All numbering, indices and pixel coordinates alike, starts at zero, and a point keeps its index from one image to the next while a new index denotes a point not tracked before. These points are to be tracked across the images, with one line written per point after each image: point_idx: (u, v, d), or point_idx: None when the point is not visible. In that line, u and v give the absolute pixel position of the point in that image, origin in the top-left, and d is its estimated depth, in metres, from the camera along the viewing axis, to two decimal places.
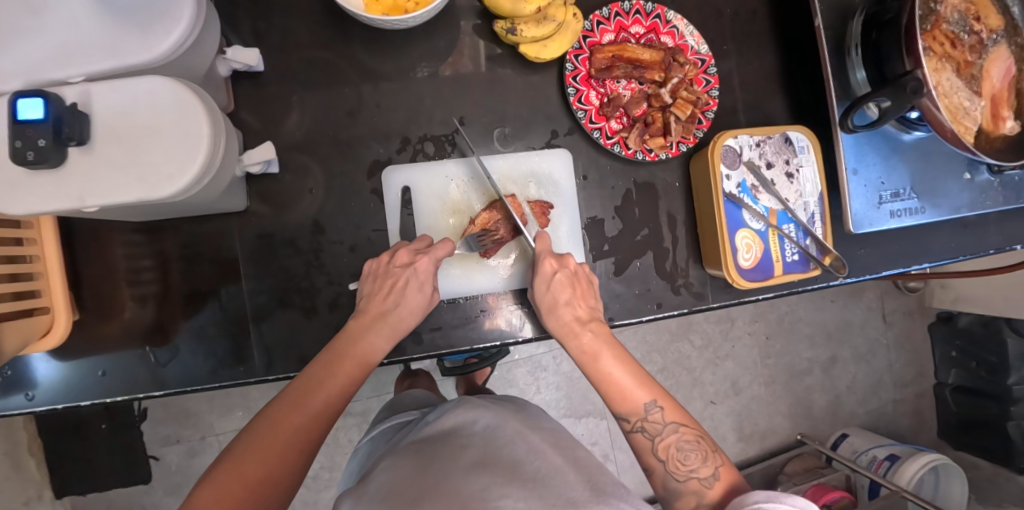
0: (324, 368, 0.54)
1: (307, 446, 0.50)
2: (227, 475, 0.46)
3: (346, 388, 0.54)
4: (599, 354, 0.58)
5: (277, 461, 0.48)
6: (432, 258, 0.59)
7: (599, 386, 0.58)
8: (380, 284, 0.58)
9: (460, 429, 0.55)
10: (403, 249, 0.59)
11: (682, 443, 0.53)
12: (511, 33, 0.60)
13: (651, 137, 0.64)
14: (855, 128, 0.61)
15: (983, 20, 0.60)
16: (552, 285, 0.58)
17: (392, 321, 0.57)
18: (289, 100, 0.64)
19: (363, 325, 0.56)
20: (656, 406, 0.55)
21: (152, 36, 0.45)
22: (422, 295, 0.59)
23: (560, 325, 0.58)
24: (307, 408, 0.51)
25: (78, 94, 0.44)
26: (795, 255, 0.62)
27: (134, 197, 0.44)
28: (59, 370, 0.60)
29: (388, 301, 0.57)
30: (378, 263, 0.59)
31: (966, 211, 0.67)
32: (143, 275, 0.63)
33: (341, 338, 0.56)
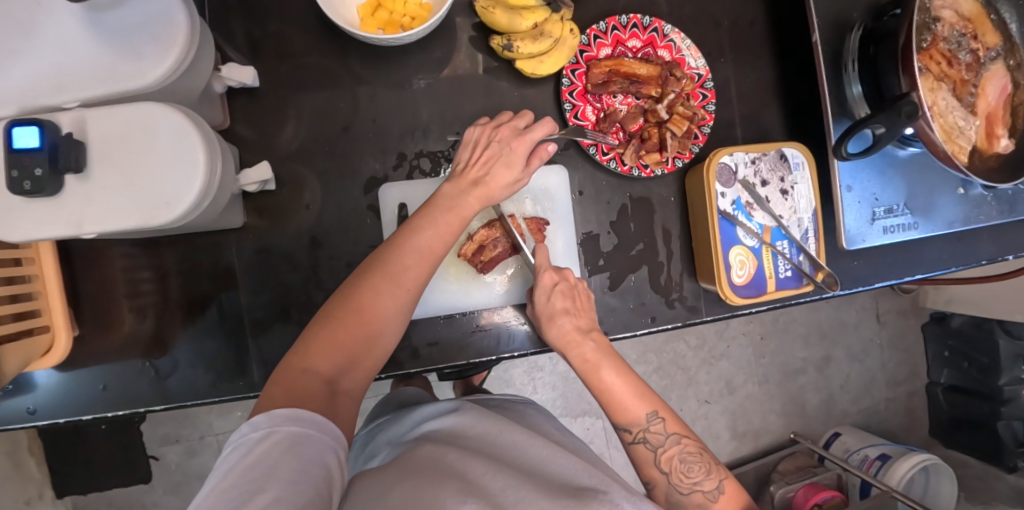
0: (422, 232, 0.53)
1: (394, 313, 0.51)
2: (324, 328, 0.48)
3: (433, 263, 0.54)
4: (599, 366, 0.57)
5: (367, 322, 0.49)
6: (530, 140, 0.57)
7: (599, 396, 0.57)
8: (477, 152, 0.57)
9: (467, 425, 0.56)
10: (505, 125, 0.57)
11: (684, 454, 0.54)
12: (507, 50, 0.60)
13: (647, 153, 0.64)
14: (849, 155, 0.59)
15: (980, 38, 0.60)
16: (552, 297, 0.58)
17: (484, 190, 0.56)
18: (285, 115, 0.64)
19: (457, 193, 0.56)
20: (657, 417, 0.55)
21: (144, 62, 0.45)
22: (512, 174, 0.57)
23: (561, 334, 0.57)
24: (397, 280, 0.51)
25: (72, 119, 0.44)
26: (789, 271, 0.63)
27: (131, 225, 0.44)
28: (62, 385, 0.61)
29: (482, 170, 0.56)
30: (479, 133, 0.57)
31: (959, 225, 0.68)
32: (141, 291, 0.63)
33: (437, 203, 0.55)
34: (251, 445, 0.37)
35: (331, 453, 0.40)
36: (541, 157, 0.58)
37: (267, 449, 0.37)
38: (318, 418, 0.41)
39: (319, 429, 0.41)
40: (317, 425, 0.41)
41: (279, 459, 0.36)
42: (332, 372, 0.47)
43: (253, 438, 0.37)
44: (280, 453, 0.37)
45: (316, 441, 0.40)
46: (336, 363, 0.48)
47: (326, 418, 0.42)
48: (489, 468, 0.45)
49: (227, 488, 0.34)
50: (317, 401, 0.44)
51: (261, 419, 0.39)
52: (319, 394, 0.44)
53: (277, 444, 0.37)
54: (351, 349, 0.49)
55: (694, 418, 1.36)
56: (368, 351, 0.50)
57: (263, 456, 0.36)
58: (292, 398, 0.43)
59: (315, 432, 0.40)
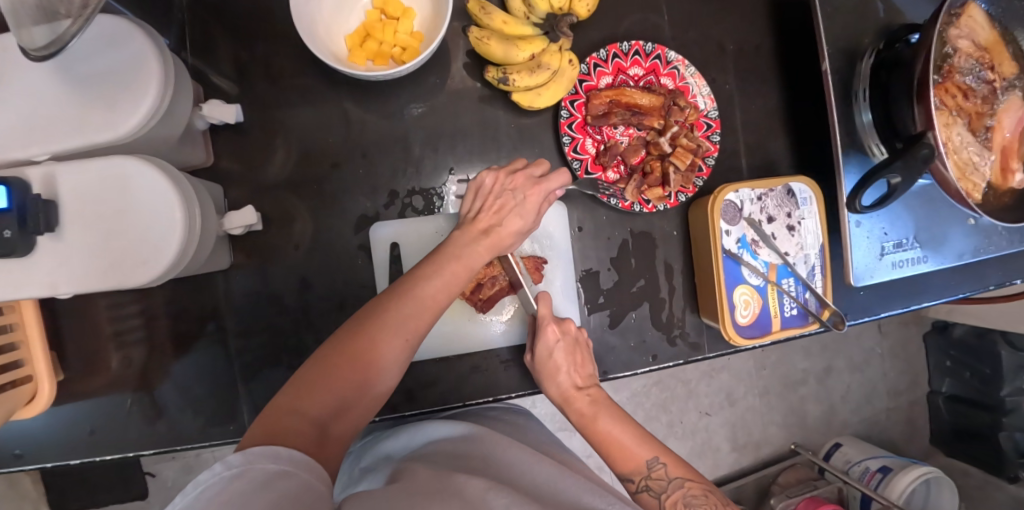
0: (429, 279, 0.51)
1: (394, 363, 0.48)
2: (320, 370, 0.44)
3: (437, 312, 0.51)
4: (597, 418, 0.55)
5: (366, 368, 0.46)
6: (545, 190, 0.57)
7: (597, 446, 0.54)
8: (488, 201, 0.56)
9: (470, 444, 0.53)
10: (520, 173, 0.57)
11: (689, 498, 0.49)
12: (502, 83, 0.57)
13: (649, 188, 0.61)
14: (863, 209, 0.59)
15: (997, 68, 0.58)
16: (554, 352, 0.56)
17: (494, 238, 0.55)
18: (272, 149, 0.62)
19: (467, 240, 0.54)
20: (658, 462, 0.51)
21: (118, 112, 0.43)
22: (523, 221, 0.57)
23: (559, 392, 0.56)
24: (401, 328, 0.48)
25: (41, 175, 0.41)
26: (794, 309, 0.61)
27: (107, 285, 0.43)
28: (48, 431, 0.59)
29: (494, 218, 0.55)
30: (491, 180, 0.56)
31: (969, 257, 0.65)
32: (127, 333, 0.61)
33: (446, 250, 0.53)
34: (222, 485, 0.31)
35: (312, 490, 0.35)
36: (549, 205, 0.58)
37: (241, 489, 0.31)
38: (296, 454, 0.36)
39: (299, 466, 0.35)
40: (294, 458, 0.35)
41: (257, 496, 0.31)
42: (322, 416, 0.42)
43: (224, 478, 0.31)
44: (257, 492, 0.31)
45: (297, 480, 0.34)
46: (327, 407, 0.42)
47: (307, 455, 0.37)
48: (488, 483, 0.41)
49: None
50: (306, 441, 0.38)
51: (234, 455, 0.33)
52: (309, 438, 0.39)
53: (252, 484, 0.32)
54: (345, 394, 0.44)
55: (694, 430, 1.35)
56: (360, 399, 0.45)
57: (236, 495, 0.30)
58: (276, 436, 0.37)
59: (294, 470, 0.35)
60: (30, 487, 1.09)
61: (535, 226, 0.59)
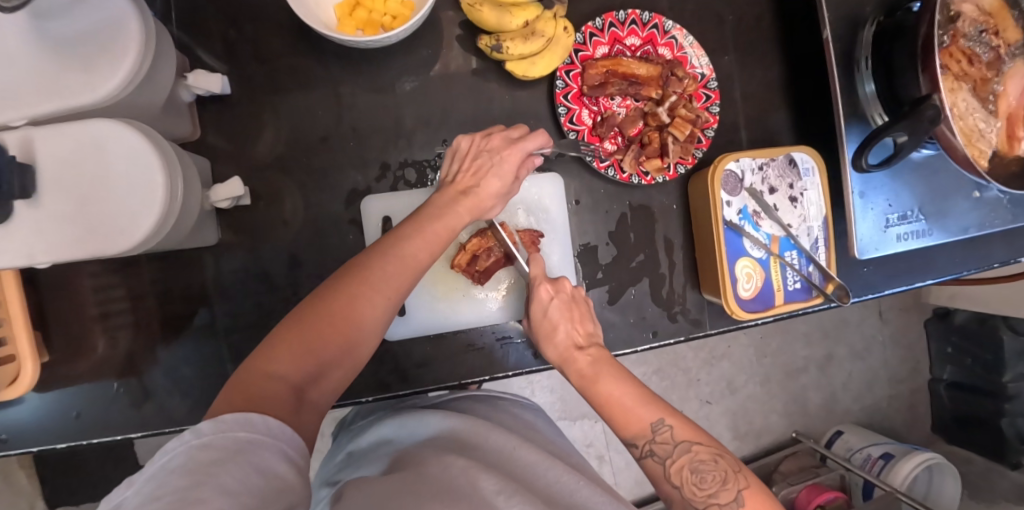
0: (408, 239, 0.49)
1: (371, 325, 0.46)
2: (291, 333, 0.42)
3: (415, 274, 0.49)
4: (597, 379, 0.53)
5: (342, 331, 0.44)
6: (522, 150, 0.55)
7: (600, 410, 0.53)
8: (467, 162, 0.54)
9: (477, 438, 0.52)
10: (498, 134, 0.55)
11: (697, 463, 0.47)
12: (496, 51, 0.55)
13: (647, 159, 0.60)
14: (870, 168, 0.57)
15: (1001, 34, 0.57)
16: (549, 311, 0.55)
17: (474, 200, 0.53)
18: (260, 123, 0.60)
19: (446, 201, 0.53)
20: (663, 424, 0.49)
21: (97, 74, 0.41)
22: (502, 183, 0.55)
23: (557, 352, 0.55)
24: (375, 286, 0.45)
25: (18, 139, 0.40)
26: (797, 283, 0.60)
27: (87, 254, 0.41)
28: (32, 415, 0.58)
29: (474, 178, 0.54)
30: (469, 142, 0.55)
31: (975, 231, 0.64)
32: (113, 313, 0.60)
33: (423, 212, 0.52)
34: (188, 454, 0.30)
35: (286, 463, 0.34)
36: (529, 168, 0.57)
37: (209, 458, 0.30)
38: (273, 424, 0.35)
39: (273, 436, 0.34)
40: (270, 429, 0.34)
41: (227, 467, 0.30)
42: (297, 381, 0.41)
43: (193, 447, 0.30)
44: (228, 462, 0.30)
45: (270, 450, 0.33)
46: (301, 372, 0.41)
47: (283, 425, 0.36)
48: (502, 485, 0.41)
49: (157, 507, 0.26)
50: (281, 410, 0.37)
51: (203, 423, 0.32)
52: (287, 404, 0.38)
53: (222, 452, 0.30)
54: (319, 358, 0.42)
55: (695, 419, 1.34)
56: (336, 363, 0.44)
57: (204, 463, 0.29)
58: (256, 402, 0.36)
59: (268, 439, 0.34)
60: (24, 480, 1.06)
61: (514, 189, 0.58)
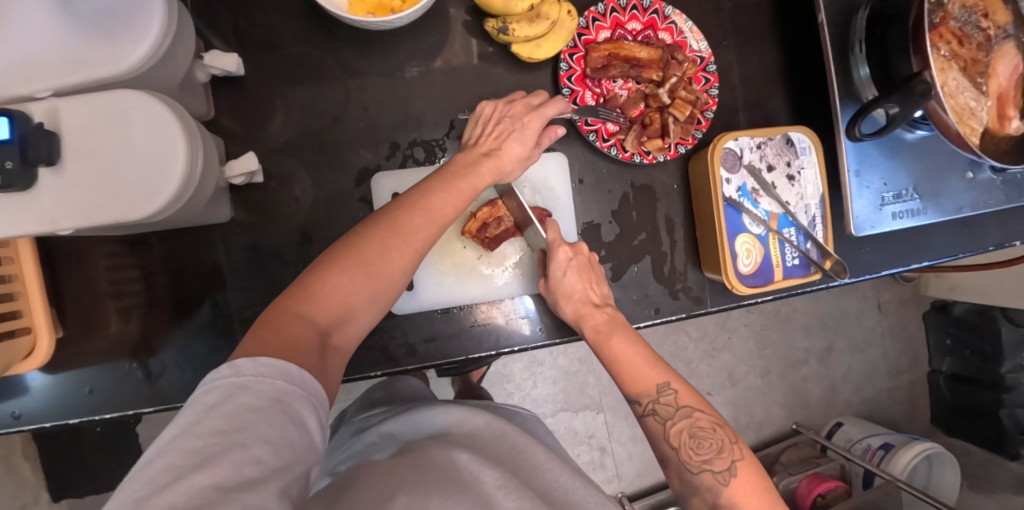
0: (435, 196, 0.51)
1: (402, 270, 0.48)
2: (326, 270, 0.44)
3: (440, 228, 0.51)
4: (611, 335, 0.55)
5: (374, 274, 0.45)
6: (541, 116, 0.58)
7: (611, 366, 0.55)
8: (489, 126, 0.57)
9: (480, 434, 0.53)
10: (519, 101, 0.58)
11: (696, 429, 0.50)
12: (502, 33, 0.57)
13: (649, 139, 0.62)
14: (863, 137, 0.59)
15: (991, 17, 0.59)
16: (568, 272, 0.56)
17: (496, 162, 0.56)
18: (272, 104, 0.62)
19: (469, 161, 0.55)
20: (669, 388, 0.52)
21: (122, 46, 0.43)
22: (523, 147, 0.57)
23: (574, 310, 0.56)
24: (404, 238, 0.47)
25: (45, 109, 0.42)
26: (795, 259, 0.62)
27: (107, 220, 0.42)
28: (45, 390, 0.59)
29: (495, 141, 0.56)
30: (492, 107, 0.58)
31: (968, 211, 0.66)
32: (126, 289, 0.61)
33: (446, 171, 0.54)
34: (228, 394, 0.31)
35: (315, 416, 0.36)
36: (553, 134, 0.59)
37: (248, 402, 0.31)
38: (306, 376, 0.36)
39: (306, 387, 0.35)
40: (305, 384, 0.35)
41: (263, 416, 0.31)
42: (329, 317, 0.42)
43: (233, 386, 0.32)
44: (263, 411, 0.32)
45: (305, 401, 0.35)
46: (334, 308, 0.43)
47: (315, 379, 0.37)
48: (504, 481, 0.42)
49: (196, 445, 0.28)
50: (309, 353, 0.38)
51: (245, 361, 0.33)
52: (313, 347, 0.39)
53: (260, 397, 0.32)
54: (353, 297, 0.44)
55: None
56: (367, 304, 0.45)
57: (244, 407, 0.31)
58: (285, 341, 0.37)
59: (302, 389, 0.35)
60: (30, 473, 1.05)
61: (534, 155, 0.60)
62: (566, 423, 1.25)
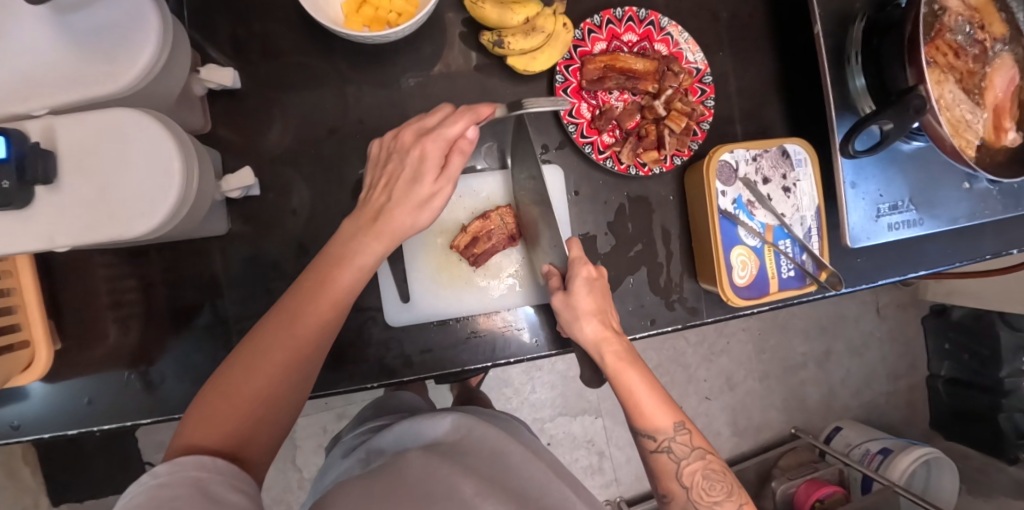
0: (328, 279, 0.48)
1: (310, 352, 0.47)
2: (230, 371, 0.44)
3: (337, 308, 0.48)
4: (629, 368, 0.53)
5: (278, 363, 0.45)
6: (437, 139, 0.48)
7: (625, 402, 0.54)
8: (381, 170, 0.52)
9: (472, 442, 0.56)
10: (408, 129, 0.51)
11: (709, 471, 0.52)
12: (497, 46, 0.57)
13: (644, 151, 0.62)
14: (857, 153, 0.59)
15: (987, 28, 0.59)
16: (590, 292, 0.54)
17: (391, 214, 0.49)
18: (269, 116, 0.62)
19: (362, 223, 0.50)
20: (683, 428, 0.53)
21: (118, 65, 0.43)
22: (423, 185, 0.49)
23: (595, 333, 0.54)
24: (295, 330, 0.46)
25: (40, 128, 0.42)
26: (791, 271, 0.62)
27: (105, 237, 0.43)
28: (44, 402, 0.59)
29: (387, 191, 0.51)
30: (381, 147, 0.53)
31: (965, 221, 0.66)
32: (125, 300, 0.61)
33: (337, 241, 0.50)
34: (147, 492, 0.33)
35: (239, 491, 0.37)
36: (460, 152, 0.49)
37: (165, 493, 0.33)
38: (222, 462, 0.37)
39: (223, 472, 0.37)
40: (218, 466, 0.37)
41: (184, 497, 0.33)
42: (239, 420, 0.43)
43: (149, 487, 0.34)
44: (182, 495, 0.33)
45: (226, 482, 0.37)
46: (243, 409, 0.43)
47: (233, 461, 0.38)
48: (479, 488, 0.45)
49: None
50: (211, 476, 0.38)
51: (158, 468, 0.35)
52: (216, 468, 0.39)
53: (176, 489, 0.34)
54: (261, 393, 0.44)
55: (695, 414, 1.35)
56: (280, 394, 0.45)
57: (165, 497, 0.33)
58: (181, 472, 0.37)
59: (218, 475, 0.37)
60: (30, 477, 1.06)
61: (442, 178, 0.50)
62: (564, 427, 1.25)
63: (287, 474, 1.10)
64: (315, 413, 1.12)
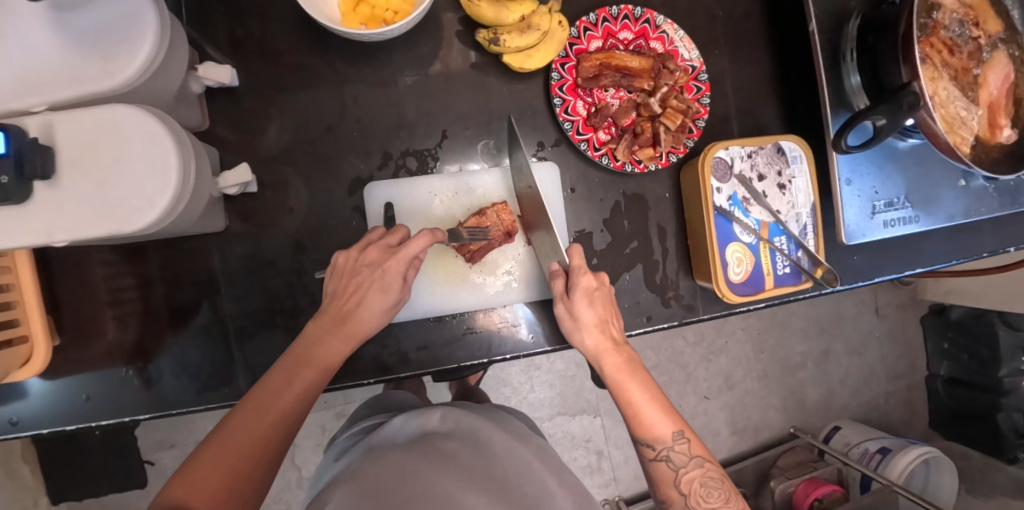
0: (297, 369, 0.52)
1: (274, 442, 0.48)
2: (192, 468, 0.44)
3: (308, 395, 0.52)
4: (630, 379, 0.54)
5: (242, 450, 0.46)
6: (403, 258, 0.55)
7: (625, 413, 0.54)
8: (345, 283, 0.55)
9: (460, 434, 0.58)
10: (374, 246, 0.56)
11: (706, 479, 0.52)
12: (494, 44, 0.58)
13: (640, 148, 0.62)
14: (849, 149, 0.59)
15: (982, 26, 0.59)
16: (592, 304, 0.55)
17: (353, 324, 0.54)
18: (267, 114, 0.62)
19: (322, 330, 0.53)
20: (682, 437, 0.53)
21: (116, 62, 0.43)
22: (387, 296, 0.55)
23: (596, 343, 0.55)
24: (268, 413, 0.49)
25: (39, 123, 0.42)
26: (787, 268, 0.62)
27: (102, 232, 0.43)
28: (41, 398, 0.59)
29: (351, 301, 0.54)
30: (346, 260, 0.56)
31: (960, 219, 0.66)
32: (123, 297, 0.61)
33: (302, 342, 0.54)
34: None
35: None
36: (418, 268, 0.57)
37: None
38: None
39: None
40: None
41: None
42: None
43: None
44: None
45: None
46: (207, 502, 0.42)
47: None
48: (461, 484, 0.47)
49: None
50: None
51: None
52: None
53: None
54: (241, 471, 0.45)
55: (693, 414, 1.35)
56: (255, 479, 0.46)
57: None
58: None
59: None
60: (29, 475, 1.06)
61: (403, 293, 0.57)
62: (563, 427, 1.25)
63: (286, 473, 1.11)
64: (314, 412, 1.12)
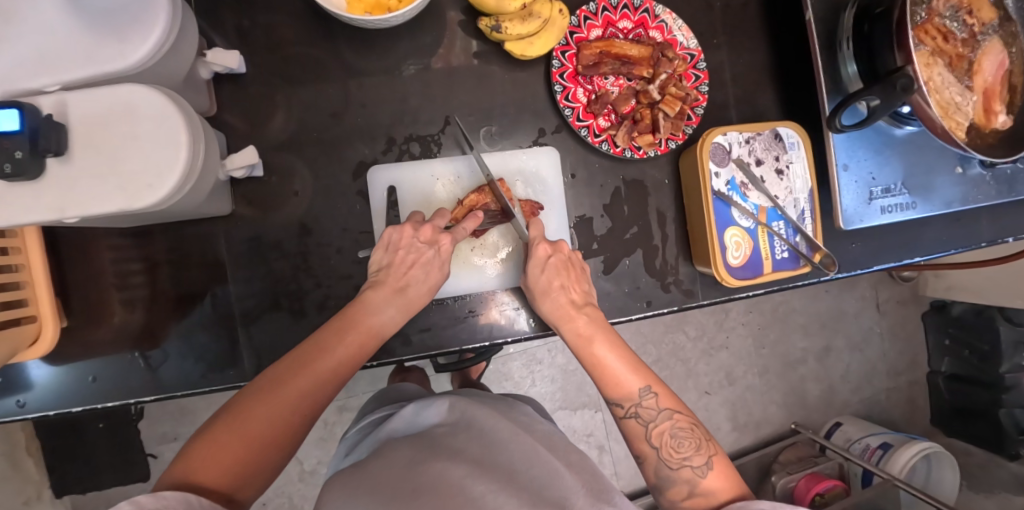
0: (342, 336, 0.53)
1: (310, 404, 0.50)
2: (224, 428, 0.46)
3: (352, 360, 0.53)
4: (591, 341, 0.58)
5: (275, 405, 0.48)
6: (454, 237, 0.60)
7: (593, 371, 0.58)
8: (397, 256, 0.58)
9: (469, 420, 0.58)
10: (429, 225, 0.60)
11: (676, 429, 0.53)
12: (495, 31, 0.59)
13: (639, 135, 0.64)
14: (843, 127, 0.60)
15: (976, 13, 0.60)
16: (545, 270, 0.58)
17: (410, 298, 0.58)
18: (272, 102, 0.63)
19: (382, 300, 0.56)
20: (649, 392, 0.55)
21: (127, 43, 0.45)
22: (439, 274, 0.60)
23: (556, 308, 0.58)
24: (312, 371, 0.51)
25: (53, 102, 0.43)
26: (784, 252, 0.63)
27: (113, 208, 0.44)
28: (48, 380, 0.60)
29: (408, 276, 0.58)
30: (400, 234, 0.59)
31: (958, 205, 0.66)
32: (130, 279, 0.62)
33: (355, 305, 0.56)
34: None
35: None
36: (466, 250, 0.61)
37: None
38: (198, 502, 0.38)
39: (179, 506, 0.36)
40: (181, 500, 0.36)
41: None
42: (220, 487, 0.43)
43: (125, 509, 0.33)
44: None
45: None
46: (238, 456, 0.45)
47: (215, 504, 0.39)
48: (467, 471, 0.47)
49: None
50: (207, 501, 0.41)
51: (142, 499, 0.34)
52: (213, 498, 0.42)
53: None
54: (271, 432, 0.47)
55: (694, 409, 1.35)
56: (286, 434, 0.48)
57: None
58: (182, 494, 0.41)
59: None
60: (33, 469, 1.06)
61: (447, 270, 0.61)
62: (565, 421, 1.25)
63: (288, 466, 1.11)
64: None
